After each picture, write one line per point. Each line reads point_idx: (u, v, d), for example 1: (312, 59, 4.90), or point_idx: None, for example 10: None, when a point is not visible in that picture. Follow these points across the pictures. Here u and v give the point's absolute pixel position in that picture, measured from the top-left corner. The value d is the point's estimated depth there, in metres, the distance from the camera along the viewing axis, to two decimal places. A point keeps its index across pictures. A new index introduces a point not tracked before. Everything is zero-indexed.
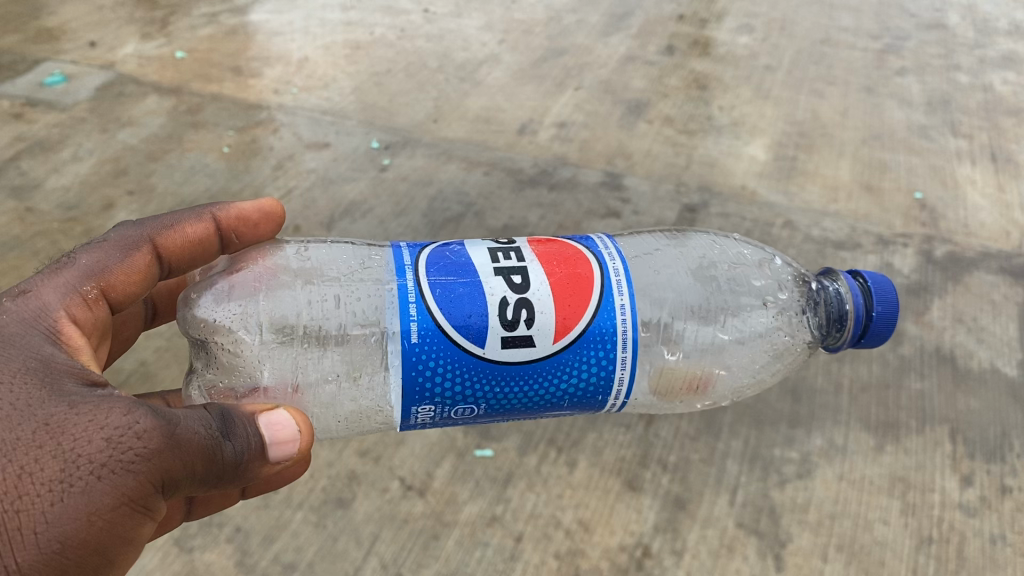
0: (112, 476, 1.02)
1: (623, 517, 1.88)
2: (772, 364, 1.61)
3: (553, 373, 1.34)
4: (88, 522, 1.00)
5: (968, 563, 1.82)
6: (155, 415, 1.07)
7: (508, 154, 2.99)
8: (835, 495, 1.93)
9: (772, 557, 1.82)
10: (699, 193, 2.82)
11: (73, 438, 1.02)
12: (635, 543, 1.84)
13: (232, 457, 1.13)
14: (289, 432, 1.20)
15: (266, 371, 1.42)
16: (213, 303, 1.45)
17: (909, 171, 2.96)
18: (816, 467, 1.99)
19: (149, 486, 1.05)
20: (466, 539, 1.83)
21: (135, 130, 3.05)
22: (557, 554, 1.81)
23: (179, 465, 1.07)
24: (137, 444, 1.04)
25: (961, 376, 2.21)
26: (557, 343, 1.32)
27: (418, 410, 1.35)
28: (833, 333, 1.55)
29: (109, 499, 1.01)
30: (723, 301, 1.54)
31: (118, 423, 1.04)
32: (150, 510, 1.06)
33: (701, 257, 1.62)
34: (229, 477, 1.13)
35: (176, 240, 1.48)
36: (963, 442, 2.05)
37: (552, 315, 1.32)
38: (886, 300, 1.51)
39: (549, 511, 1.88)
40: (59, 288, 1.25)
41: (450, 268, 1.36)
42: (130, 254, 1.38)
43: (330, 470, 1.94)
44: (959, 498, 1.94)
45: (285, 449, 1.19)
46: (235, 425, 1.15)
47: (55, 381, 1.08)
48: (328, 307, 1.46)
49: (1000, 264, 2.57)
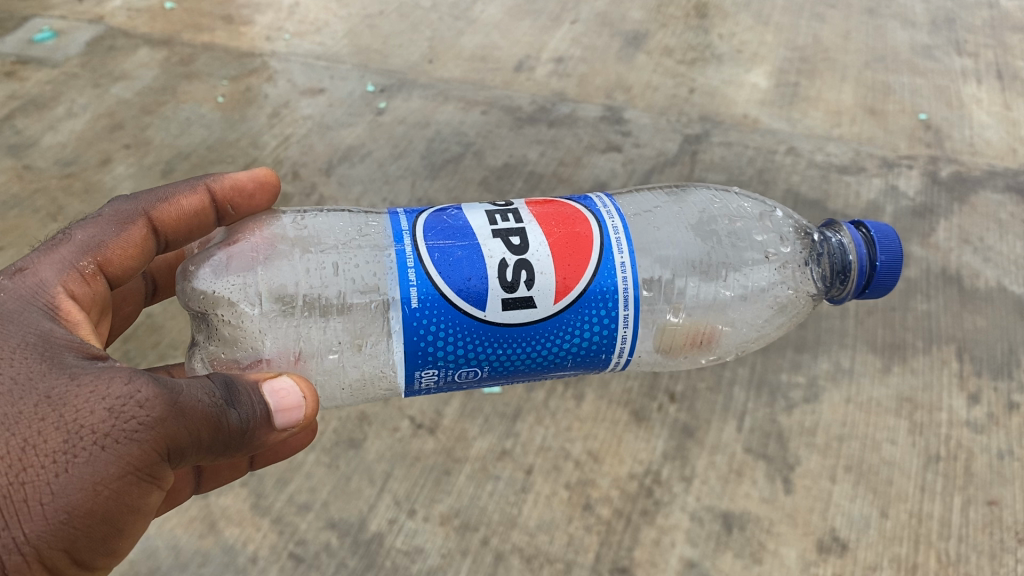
0: (116, 446, 1.01)
1: (632, 446, 1.90)
2: (777, 317, 1.60)
3: (555, 333, 1.33)
4: (95, 491, 1.00)
5: (976, 479, 1.84)
6: (157, 387, 1.05)
7: (506, 92, 2.95)
8: (843, 417, 1.94)
9: (780, 480, 1.83)
10: (700, 123, 2.79)
11: (74, 411, 1.01)
12: (644, 472, 1.85)
13: (239, 425, 1.11)
14: (292, 398, 1.18)
15: (268, 341, 1.42)
16: (210, 273, 1.44)
17: (914, 93, 2.91)
18: (823, 391, 2.00)
19: (154, 454, 1.04)
20: (477, 474, 1.85)
21: (129, 84, 3.02)
22: (568, 485, 1.83)
23: (185, 431, 1.06)
24: (139, 414, 1.03)
25: (968, 295, 2.20)
26: (557, 304, 1.31)
27: (422, 374, 1.34)
28: (837, 285, 1.54)
29: (114, 468, 1.01)
30: (725, 256, 1.52)
31: (119, 394, 1.03)
32: (157, 477, 1.06)
33: (701, 212, 1.60)
34: (238, 442, 1.12)
35: (170, 212, 1.48)
36: (970, 360, 2.06)
37: (552, 275, 1.31)
38: (890, 249, 1.47)
39: (558, 444, 1.90)
40: (56, 264, 1.24)
41: (447, 231, 1.34)
42: (128, 226, 1.37)
43: (339, 411, 1.94)
44: (967, 416, 1.94)
45: (290, 416, 1.17)
46: (240, 393, 1.13)
47: (55, 355, 1.07)
48: (326, 275, 1.44)
49: (1006, 183, 2.54)
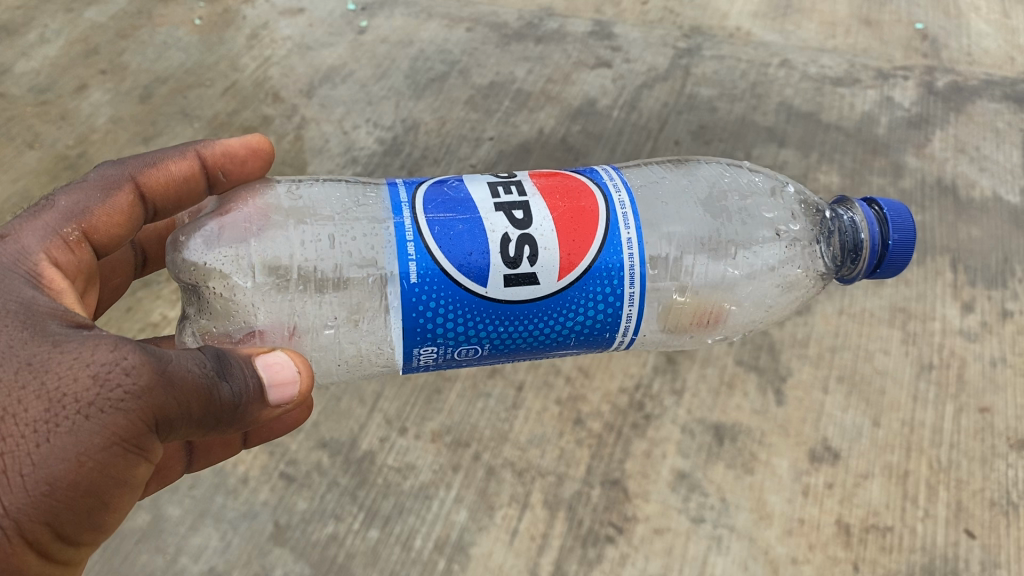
0: (101, 415, 0.88)
1: (623, 361, 1.88)
2: (786, 298, 1.43)
3: (558, 311, 1.19)
4: (78, 461, 0.87)
5: (968, 386, 1.83)
6: (145, 355, 0.92)
7: (491, 8, 2.86)
8: (836, 328, 1.93)
9: (772, 391, 1.82)
10: (691, 37, 2.71)
11: (53, 379, 0.88)
12: (635, 386, 1.84)
13: (231, 400, 0.97)
14: (287, 369, 1.03)
15: (261, 315, 1.25)
16: (198, 240, 1.27)
17: (910, 2, 2.83)
18: (815, 303, 1.97)
19: (142, 425, 0.91)
20: (468, 392, 1.84)
21: (102, 7, 2.91)
22: (559, 401, 1.82)
23: (174, 400, 0.92)
24: (126, 381, 0.90)
25: (963, 206, 2.17)
26: (562, 280, 1.17)
27: (420, 351, 1.20)
28: (847, 263, 1.38)
29: (99, 439, 0.88)
30: (733, 232, 1.35)
31: (103, 360, 0.90)
32: (144, 449, 0.92)
33: (710, 184, 1.43)
34: (228, 417, 0.97)
35: (162, 177, 1.29)
36: (965, 270, 2.03)
37: (556, 251, 1.17)
38: (904, 227, 1.32)
39: (549, 360, 1.88)
40: (36, 230, 1.10)
41: (447, 202, 1.19)
42: (114, 191, 1.21)
43: None
44: (960, 325, 1.93)
45: (285, 392, 1.03)
46: (232, 365, 0.99)
47: (36, 324, 0.93)
48: (323, 248, 1.27)
49: (1004, 91, 2.49)
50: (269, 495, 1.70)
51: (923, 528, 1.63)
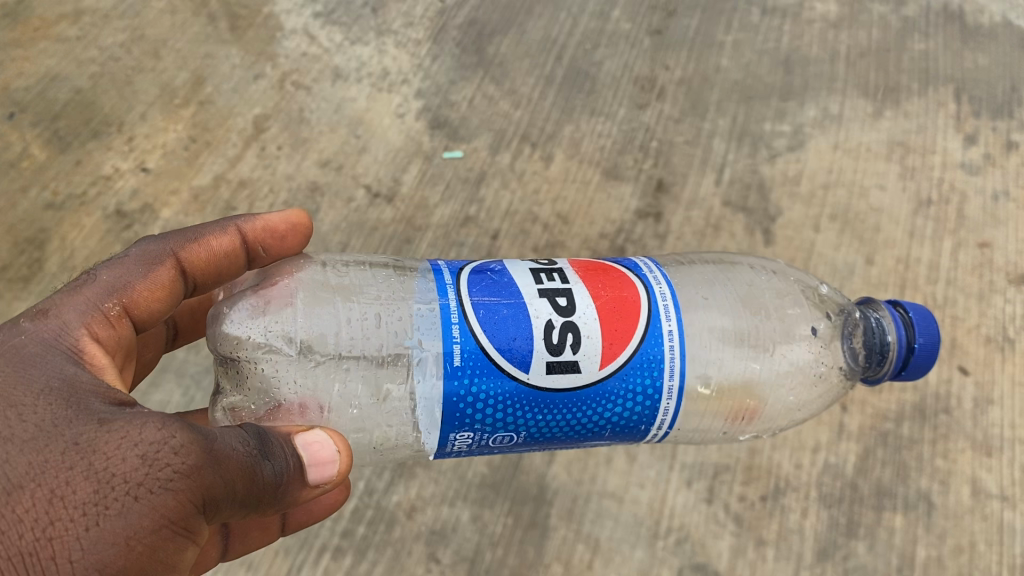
0: (151, 496, 0.71)
1: (604, 206, 1.77)
2: (815, 403, 1.14)
3: (594, 403, 0.96)
4: (128, 548, 0.69)
5: (968, 222, 1.73)
6: (199, 438, 0.75)
7: None
8: (830, 165, 1.82)
9: (760, 232, 1.73)
10: None
11: (97, 459, 0.71)
12: (616, 232, 1.74)
13: (273, 480, 0.80)
14: (327, 442, 0.85)
15: (287, 391, 0.99)
16: (241, 308, 1.02)
17: None
18: (808, 139, 1.85)
19: (192, 506, 0.73)
20: (440, 242, 1.74)
21: None
22: (536, 249, 1.72)
23: (223, 482, 0.75)
24: (175, 460, 0.72)
25: (970, 33, 2.01)
26: (603, 370, 0.95)
27: (454, 437, 0.96)
28: (870, 365, 1.11)
29: (148, 522, 0.70)
30: (771, 327, 1.08)
31: (153, 436, 0.73)
32: (194, 533, 0.74)
33: (745, 278, 1.16)
34: (265, 505, 0.79)
35: (216, 246, 1.04)
36: (969, 101, 1.90)
37: (599, 341, 0.95)
38: (930, 331, 1.07)
39: (525, 207, 1.77)
40: (73, 298, 0.87)
41: (489, 281, 0.98)
42: (163, 258, 0.97)
43: (290, 183, 1.82)
44: (962, 158, 1.82)
45: (325, 473, 0.84)
46: (275, 443, 0.82)
47: (79, 401, 0.75)
48: (368, 326, 1.02)
49: None
50: None
51: None
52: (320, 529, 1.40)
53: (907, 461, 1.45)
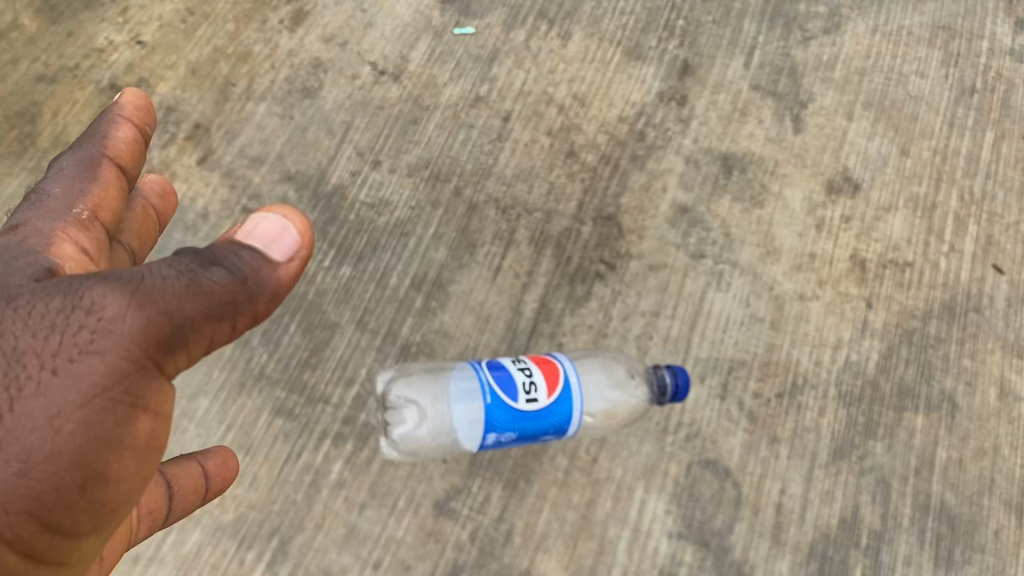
0: (72, 364, 0.63)
1: (624, 88, 1.67)
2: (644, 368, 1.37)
3: (546, 423, 1.23)
4: (54, 429, 0.62)
5: (1013, 113, 1.63)
6: (118, 281, 0.64)
7: None
8: (867, 50, 1.70)
9: (790, 119, 1.63)
10: None
11: (4, 340, 0.63)
12: (637, 115, 1.64)
13: (219, 288, 0.67)
14: (270, 215, 0.71)
15: None
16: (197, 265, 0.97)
17: None
18: (846, 22, 1.73)
19: (124, 363, 0.64)
20: (448, 123, 1.64)
21: None
22: (549, 132, 1.62)
23: (154, 318, 0.64)
24: (89, 319, 0.63)
25: None
26: (551, 396, 1.23)
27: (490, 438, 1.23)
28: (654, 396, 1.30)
29: (74, 395, 0.62)
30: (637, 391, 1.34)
31: (55, 305, 0.65)
32: (139, 396, 0.65)
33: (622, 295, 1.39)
34: (234, 307, 0.68)
35: (128, 136, 0.87)
36: None
37: (542, 379, 1.23)
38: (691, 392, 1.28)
39: (540, 88, 1.67)
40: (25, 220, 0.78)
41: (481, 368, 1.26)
42: (90, 166, 0.83)
43: (292, 58, 1.72)
44: (1010, 45, 1.71)
45: (284, 243, 0.71)
46: (220, 254, 0.69)
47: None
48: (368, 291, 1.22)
49: None
50: (231, 231, 1.54)
51: (946, 263, 1.47)
52: (322, 416, 1.37)
53: (931, 360, 1.38)
